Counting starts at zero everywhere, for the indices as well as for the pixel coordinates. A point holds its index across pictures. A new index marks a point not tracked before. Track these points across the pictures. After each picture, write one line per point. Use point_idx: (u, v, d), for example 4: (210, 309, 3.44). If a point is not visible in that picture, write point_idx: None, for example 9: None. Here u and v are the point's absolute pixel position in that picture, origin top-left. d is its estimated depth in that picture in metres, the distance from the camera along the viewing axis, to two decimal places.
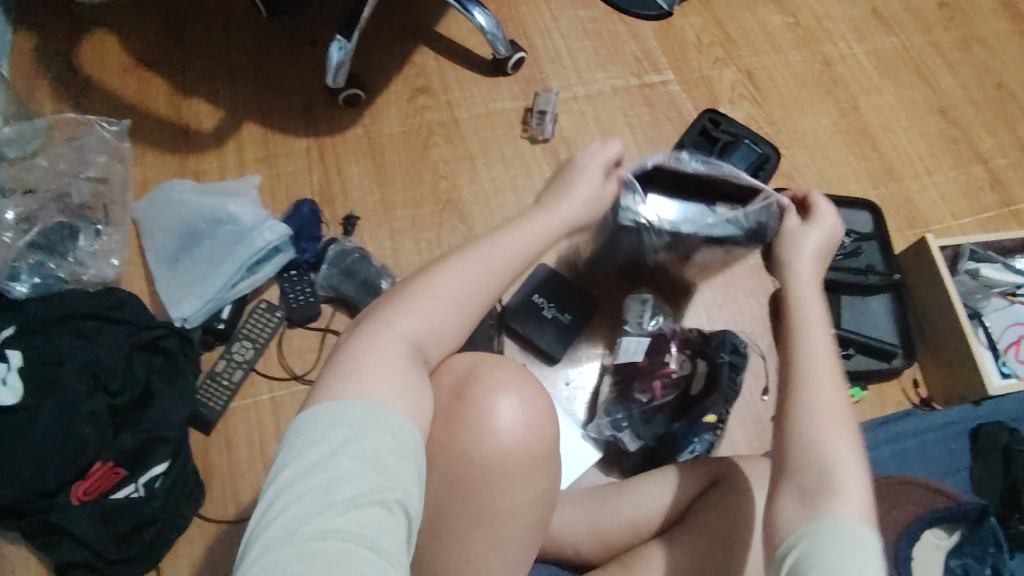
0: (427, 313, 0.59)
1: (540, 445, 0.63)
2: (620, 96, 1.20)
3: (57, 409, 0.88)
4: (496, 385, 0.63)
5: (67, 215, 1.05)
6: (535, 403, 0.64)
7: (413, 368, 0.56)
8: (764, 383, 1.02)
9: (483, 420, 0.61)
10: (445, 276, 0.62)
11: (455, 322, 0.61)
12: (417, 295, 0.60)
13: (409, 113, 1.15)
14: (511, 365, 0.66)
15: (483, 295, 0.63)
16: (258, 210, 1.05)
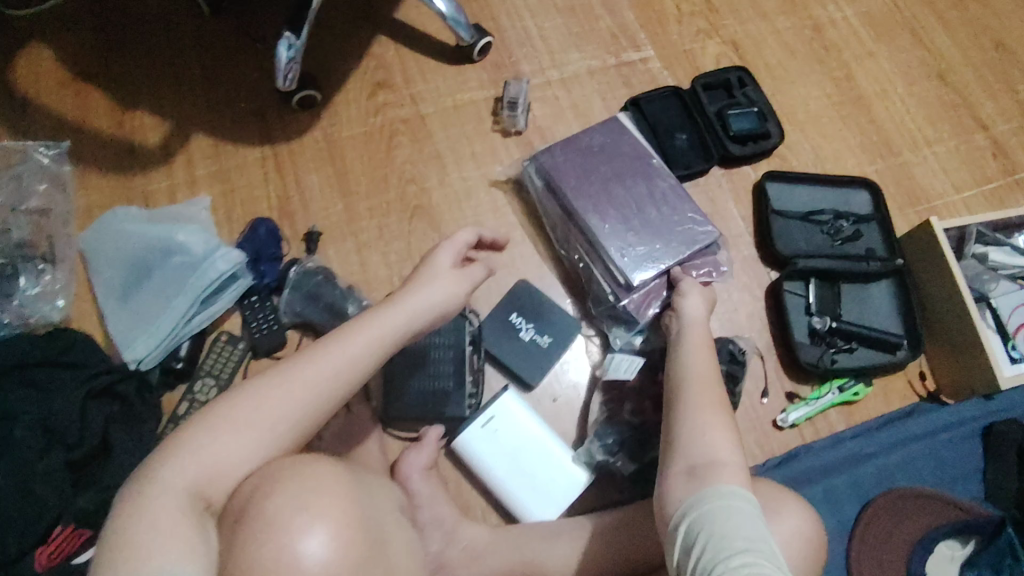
0: (207, 453, 0.57)
1: (355, 567, 0.56)
2: (597, 77, 1.11)
3: (6, 470, 0.83)
4: (289, 509, 0.55)
5: (7, 253, 0.97)
6: (343, 519, 0.57)
7: (193, 522, 0.54)
8: (762, 385, 0.97)
9: (284, 552, 0.53)
10: (235, 409, 0.60)
11: (244, 454, 0.58)
12: (202, 437, 0.58)
13: (370, 112, 1.07)
14: (318, 470, 0.60)
15: (280, 424, 0.60)
16: (209, 236, 0.97)
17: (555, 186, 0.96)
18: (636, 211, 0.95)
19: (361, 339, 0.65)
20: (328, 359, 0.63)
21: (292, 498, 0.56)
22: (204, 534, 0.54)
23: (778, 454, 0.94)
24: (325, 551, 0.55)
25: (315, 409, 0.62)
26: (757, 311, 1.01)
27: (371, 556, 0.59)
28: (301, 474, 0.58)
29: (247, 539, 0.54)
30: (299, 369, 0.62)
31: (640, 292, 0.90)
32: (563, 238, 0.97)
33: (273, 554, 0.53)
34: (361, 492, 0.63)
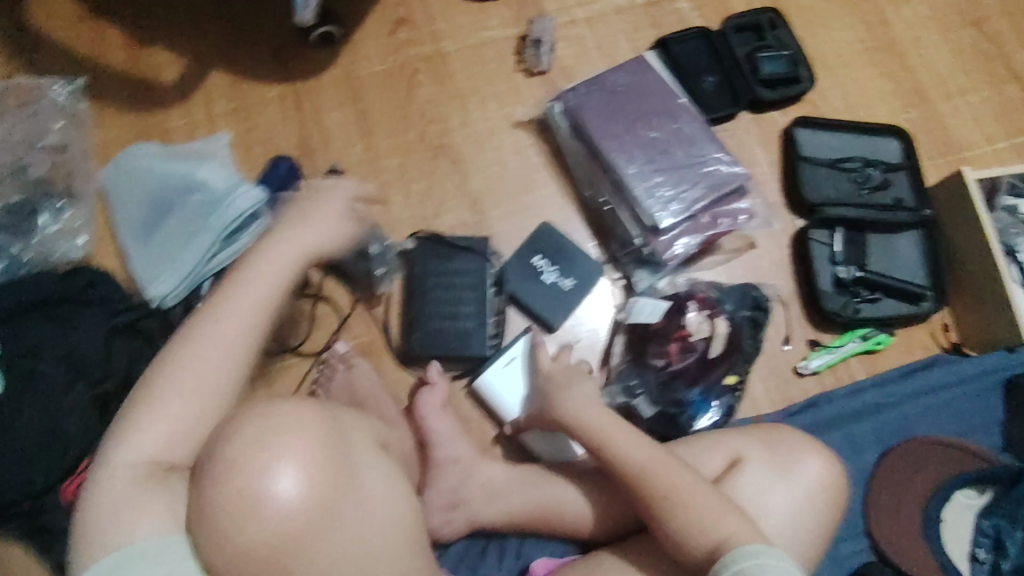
0: (161, 418, 0.61)
1: (328, 497, 0.57)
2: (624, 16, 1.08)
3: (33, 404, 0.86)
4: (255, 449, 0.56)
5: (28, 190, 0.97)
6: (314, 450, 0.58)
7: (154, 495, 0.57)
8: (785, 333, 0.97)
9: (245, 495, 0.55)
10: (165, 384, 0.62)
11: (185, 429, 0.61)
12: (154, 405, 0.61)
13: (390, 49, 1.04)
14: (284, 407, 0.59)
15: (216, 388, 0.63)
16: (230, 173, 0.97)
17: (582, 127, 0.94)
18: (664, 153, 0.93)
19: (256, 284, 0.69)
20: (220, 315, 0.66)
21: (249, 442, 0.56)
22: (164, 496, 0.57)
23: (799, 400, 0.94)
24: (293, 487, 0.56)
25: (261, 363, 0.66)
26: (782, 258, 1.00)
27: (349, 480, 0.59)
28: (262, 416, 0.58)
29: (207, 487, 0.56)
30: (197, 333, 0.65)
31: (669, 234, 0.90)
32: (590, 180, 0.95)
33: (232, 498, 0.55)
34: (340, 419, 0.63)
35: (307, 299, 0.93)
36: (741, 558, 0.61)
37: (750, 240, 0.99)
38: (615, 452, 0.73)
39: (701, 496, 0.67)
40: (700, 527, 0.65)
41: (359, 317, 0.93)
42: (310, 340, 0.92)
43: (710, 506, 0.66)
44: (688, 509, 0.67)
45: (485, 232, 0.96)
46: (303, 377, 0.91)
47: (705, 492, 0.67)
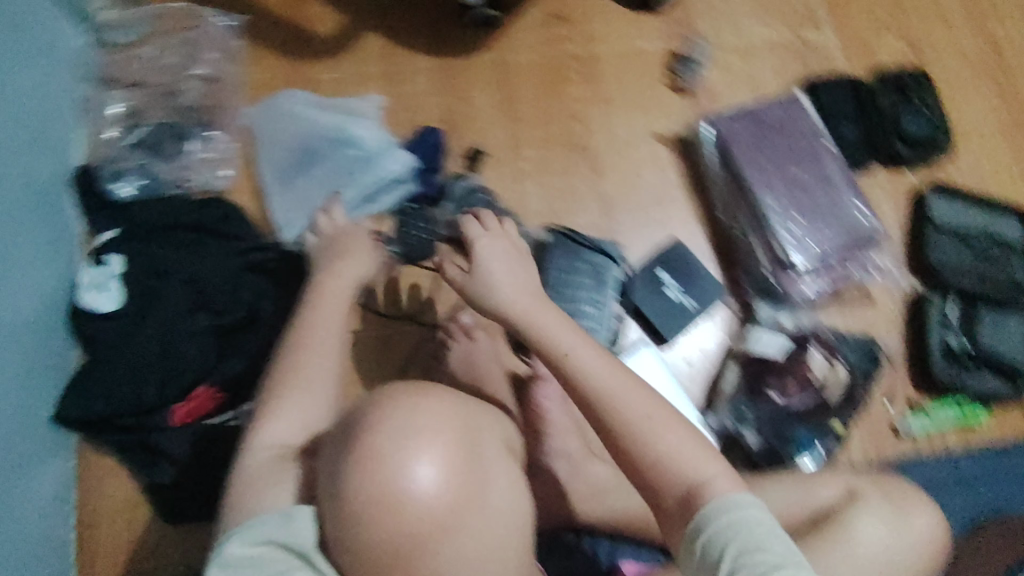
0: (290, 413, 0.74)
1: (464, 493, 0.57)
2: (774, 50, 1.09)
3: (158, 323, 0.89)
4: (402, 435, 0.57)
5: (177, 114, 0.99)
6: (454, 448, 0.58)
7: (277, 482, 0.69)
8: (886, 389, 0.98)
9: (387, 484, 0.55)
10: (298, 367, 0.77)
11: (297, 425, 0.74)
12: (285, 405, 0.75)
13: (545, 42, 1.05)
14: (425, 401, 0.61)
15: (321, 386, 0.77)
16: (383, 136, 0.99)
17: (728, 152, 0.95)
18: (807, 194, 0.93)
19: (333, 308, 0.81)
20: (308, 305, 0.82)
21: (394, 434, 0.57)
22: (285, 483, 0.68)
23: (891, 458, 0.96)
24: (434, 477, 0.56)
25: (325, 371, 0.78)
26: (894, 315, 1.01)
27: (481, 480, 0.60)
28: (405, 410, 0.59)
29: (352, 477, 0.56)
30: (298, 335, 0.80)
31: (799, 272, 0.91)
32: (728, 205, 0.97)
33: (375, 486, 0.55)
34: (471, 421, 0.63)
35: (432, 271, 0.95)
36: (716, 518, 0.58)
37: (869, 295, 1.00)
38: (610, 400, 0.65)
39: (680, 439, 0.63)
40: (680, 461, 0.62)
41: None
42: (431, 311, 0.94)
43: (678, 442, 0.63)
44: (660, 437, 0.63)
45: (614, 238, 0.98)
46: (418, 348, 0.93)
47: (689, 443, 0.63)
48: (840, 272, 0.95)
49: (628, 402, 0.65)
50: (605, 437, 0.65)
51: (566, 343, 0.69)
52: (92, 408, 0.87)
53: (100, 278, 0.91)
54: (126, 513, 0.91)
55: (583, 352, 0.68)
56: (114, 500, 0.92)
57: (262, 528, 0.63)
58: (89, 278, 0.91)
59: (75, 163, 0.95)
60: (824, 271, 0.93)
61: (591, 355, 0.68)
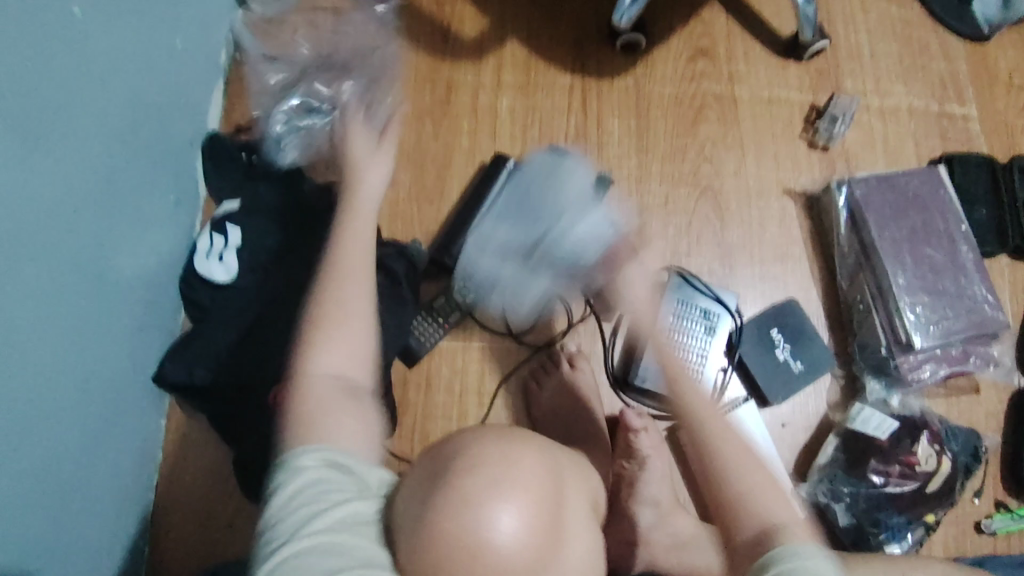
0: (337, 351, 0.72)
1: (545, 554, 0.57)
2: (916, 119, 1.06)
3: (272, 300, 0.89)
4: (492, 486, 0.57)
5: (313, 93, 0.99)
6: (541, 506, 0.58)
7: (353, 412, 0.69)
8: (977, 485, 0.96)
9: (471, 538, 0.54)
10: (329, 316, 0.73)
11: (354, 351, 0.72)
12: (330, 338, 0.72)
13: (686, 75, 1.03)
14: (521, 453, 0.61)
15: (361, 318, 0.74)
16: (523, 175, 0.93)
17: (862, 219, 0.94)
18: (936, 274, 0.91)
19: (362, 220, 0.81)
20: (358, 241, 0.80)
21: (490, 479, 0.57)
22: (356, 416, 0.69)
23: (971, 553, 0.93)
24: (517, 529, 0.56)
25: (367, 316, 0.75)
26: (997, 411, 0.98)
27: (562, 542, 0.59)
28: (495, 455, 0.59)
29: (437, 516, 0.56)
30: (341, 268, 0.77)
31: (919, 355, 0.89)
32: (851, 273, 0.95)
33: (458, 538, 0.54)
34: (559, 475, 0.64)
35: None
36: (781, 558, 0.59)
37: (976, 385, 0.98)
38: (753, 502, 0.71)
39: (738, 451, 0.76)
40: (754, 497, 0.71)
41: (587, 325, 0.95)
42: (534, 332, 0.94)
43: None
44: (758, 499, 0.64)
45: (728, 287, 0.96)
46: (517, 364, 0.93)
47: (767, 484, 0.73)
48: (960, 362, 0.91)
49: (734, 444, 0.66)
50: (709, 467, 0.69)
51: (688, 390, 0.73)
52: (196, 375, 0.88)
53: (218, 247, 0.92)
54: (209, 479, 0.93)
55: (707, 401, 0.73)
56: (198, 464, 0.93)
57: (353, 445, 0.66)
58: (207, 245, 0.92)
59: (210, 129, 0.97)
60: (945, 359, 0.90)
61: (712, 398, 0.73)
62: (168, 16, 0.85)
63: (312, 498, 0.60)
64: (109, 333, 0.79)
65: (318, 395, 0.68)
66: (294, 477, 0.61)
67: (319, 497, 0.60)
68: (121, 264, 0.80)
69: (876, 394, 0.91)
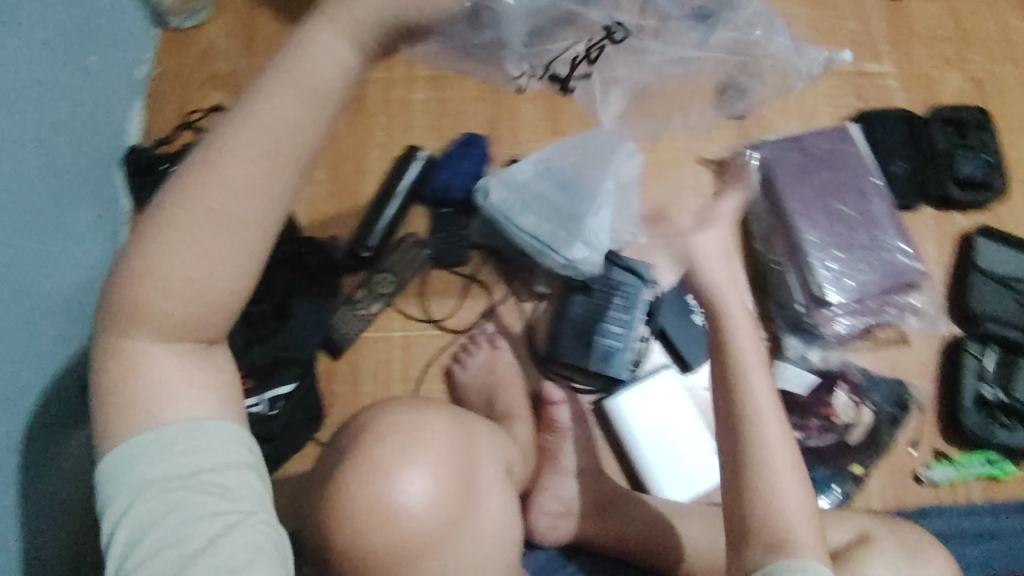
0: (194, 242, 0.42)
1: (453, 515, 0.62)
2: (829, 79, 1.07)
3: None
4: (402, 456, 0.61)
5: (230, 100, 1.02)
6: (452, 471, 0.63)
7: (186, 381, 0.47)
8: (912, 436, 0.96)
9: (383, 503, 0.59)
10: (199, 199, 0.41)
11: (194, 280, 0.42)
12: (179, 235, 0.42)
13: None
14: (434, 424, 0.64)
15: (224, 240, 0.42)
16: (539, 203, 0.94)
17: (770, 180, 0.94)
18: (847, 229, 0.92)
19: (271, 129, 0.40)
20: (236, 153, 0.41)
21: (399, 451, 0.61)
22: (191, 386, 0.47)
23: (912, 505, 0.93)
24: (425, 495, 0.60)
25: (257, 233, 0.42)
26: (928, 361, 0.98)
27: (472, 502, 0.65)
28: (407, 426, 0.63)
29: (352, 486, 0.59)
30: (215, 159, 0.41)
31: (834, 309, 0.89)
32: (765, 235, 0.96)
33: (372, 503, 0.59)
34: (468, 439, 0.68)
35: (462, 276, 0.96)
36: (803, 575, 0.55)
37: (904, 337, 0.98)
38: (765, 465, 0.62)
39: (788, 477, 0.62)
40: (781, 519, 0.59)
41: (507, 307, 0.95)
42: (454, 317, 0.95)
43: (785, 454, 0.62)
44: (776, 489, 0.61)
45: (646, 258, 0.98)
46: (439, 350, 0.93)
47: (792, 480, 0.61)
48: (878, 313, 0.91)
49: (757, 403, 0.64)
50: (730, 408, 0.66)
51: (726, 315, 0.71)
52: None
53: None
54: None
55: (749, 351, 0.68)
56: None
57: (175, 452, 0.46)
58: None
59: (130, 143, 0.99)
60: (863, 312, 0.91)
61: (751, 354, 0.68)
62: (72, 32, 0.87)
63: (169, 531, 0.45)
64: (52, 352, 0.80)
65: (147, 308, 0.44)
66: (127, 509, 0.45)
67: (177, 533, 0.45)
68: (56, 280, 0.82)
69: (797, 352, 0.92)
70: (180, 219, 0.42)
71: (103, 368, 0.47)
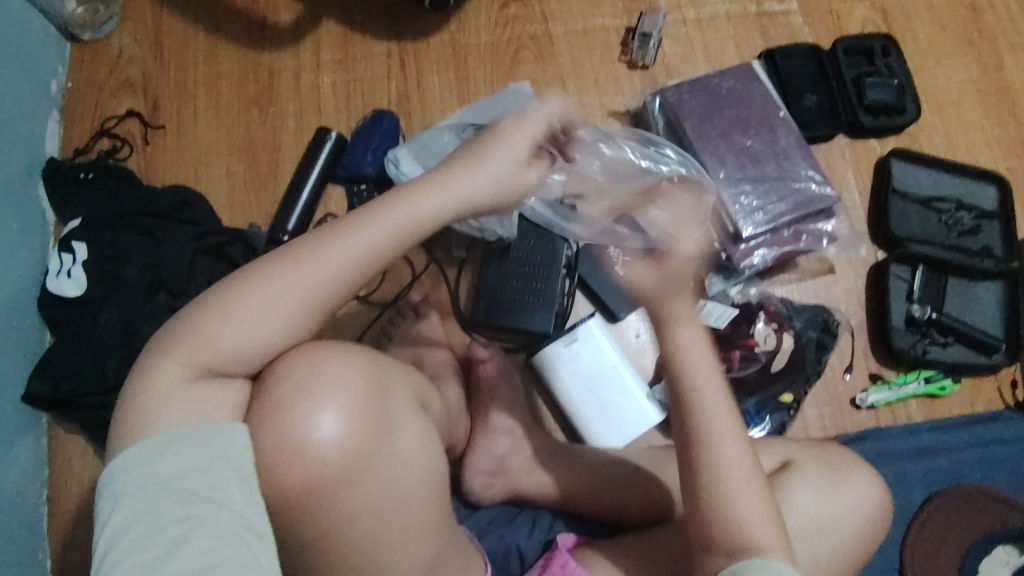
0: (256, 308, 0.54)
1: (368, 449, 0.55)
2: (734, 23, 1.08)
3: (116, 306, 0.87)
4: (311, 391, 0.54)
5: (144, 104, 1.03)
6: (362, 398, 0.56)
7: (202, 398, 0.53)
8: (847, 362, 0.95)
9: (290, 436, 0.54)
10: (291, 271, 0.55)
11: (269, 336, 0.54)
12: (255, 290, 0.54)
13: (499, 23, 1.06)
14: (337, 352, 0.57)
15: (306, 307, 0.55)
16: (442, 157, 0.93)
17: (676, 124, 0.96)
18: (754, 163, 0.93)
19: (417, 219, 0.58)
20: (377, 241, 0.57)
21: (296, 384, 0.55)
22: (206, 401, 0.54)
23: (852, 431, 0.92)
24: (337, 431, 0.54)
25: (316, 310, 0.56)
26: (855, 287, 0.98)
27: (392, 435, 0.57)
28: (307, 356, 0.56)
29: (251, 425, 0.54)
30: (323, 249, 0.55)
31: (749, 243, 0.91)
32: None
33: (277, 439, 0.53)
34: (382, 365, 0.60)
35: None
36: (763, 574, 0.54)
37: (830, 265, 0.98)
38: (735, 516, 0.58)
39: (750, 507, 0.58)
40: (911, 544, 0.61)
41: (430, 275, 0.97)
42: (379, 291, 0.96)
43: (735, 454, 0.60)
44: (736, 505, 0.58)
45: None
46: (368, 324, 0.95)
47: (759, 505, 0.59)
48: (793, 242, 0.93)
49: (726, 441, 0.60)
50: (684, 437, 0.61)
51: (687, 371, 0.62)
52: (58, 387, 0.86)
53: (67, 265, 0.91)
54: (91, 493, 0.90)
55: (710, 389, 0.62)
56: (79, 480, 0.91)
57: (155, 460, 0.51)
58: (57, 265, 0.92)
59: (49, 154, 0.99)
60: (779, 243, 0.92)
61: (718, 397, 0.61)
62: None
63: (145, 532, 0.49)
64: None
65: (198, 347, 0.53)
66: (113, 515, 0.50)
67: (153, 534, 0.49)
68: None
69: (720, 289, 0.93)
70: (266, 276, 0.54)
71: (132, 393, 0.53)
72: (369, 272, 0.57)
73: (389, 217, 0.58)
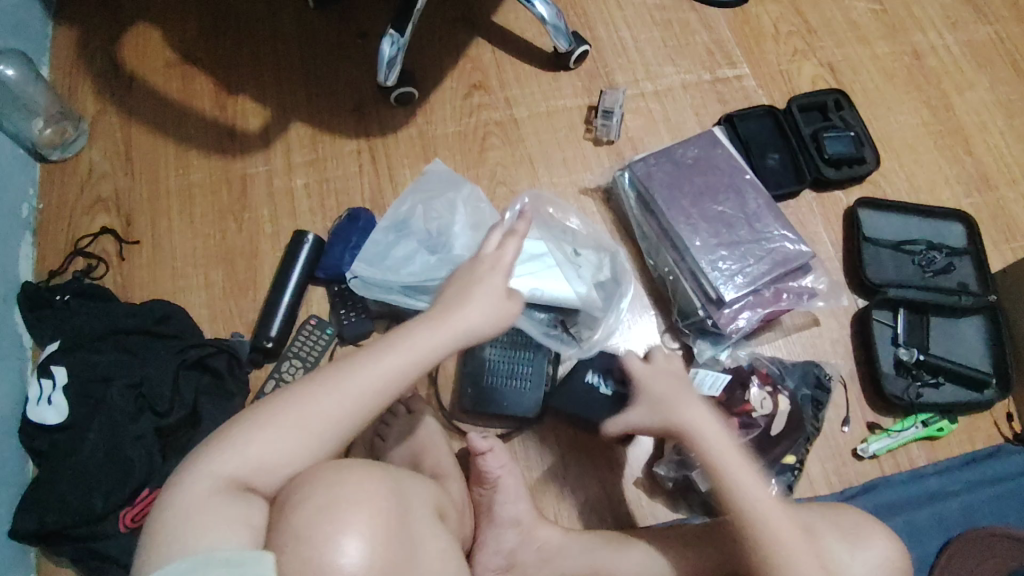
0: (297, 415, 0.59)
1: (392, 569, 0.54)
2: (690, 92, 1.12)
3: (100, 430, 0.85)
4: (332, 516, 0.53)
5: (118, 220, 1.03)
6: (382, 523, 0.55)
7: (229, 515, 0.54)
8: (844, 414, 0.95)
9: (314, 563, 0.51)
10: (324, 387, 0.61)
11: (297, 452, 0.59)
12: (295, 402, 0.60)
13: (465, 111, 1.09)
14: (354, 473, 0.58)
15: (332, 414, 0.60)
16: (398, 263, 0.94)
17: (648, 196, 0.97)
18: (726, 227, 0.95)
19: (415, 341, 0.65)
20: (390, 358, 0.63)
21: (318, 511, 0.53)
22: (231, 519, 0.54)
23: (858, 482, 0.91)
24: (362, 553, 0.52)
25: (338, 421, 0.60)
26: (842, 337, 0.99)
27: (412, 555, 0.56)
28: (328, 481, 0.56)
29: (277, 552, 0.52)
30: (352, 367, 0.62)
31: (733, 306, 0.92)
32: (654, 254, 0.99)
33: (302, 564, 0.51)
34: (397, 484, 0.60)
35: None
36: None
37: (814, 318, 1.00)
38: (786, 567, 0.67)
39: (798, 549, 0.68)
40: None
41: None
42: None
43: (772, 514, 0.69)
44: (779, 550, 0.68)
45: None
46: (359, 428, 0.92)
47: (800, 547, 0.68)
48: (772, 295, 0.93)
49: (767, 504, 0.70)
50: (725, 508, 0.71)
51: (671, 400, 0.76)
52: (43, 521, 0.82)
53: (46, 391, 0.88)
54: None
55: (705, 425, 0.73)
56: None
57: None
58: (36, 391, 0.89)
59: (23, 278, 0.97)
60: (762, 301, 0.93)
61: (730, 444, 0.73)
62: None
63: None
64: None
65: (229, 463, 0.56)
66: None
67: None
68: None
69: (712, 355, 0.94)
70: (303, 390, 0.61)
71: (164, 505, 0.55)
72: (384, 389, 0.62)
73: (396, 339, 0.64)
